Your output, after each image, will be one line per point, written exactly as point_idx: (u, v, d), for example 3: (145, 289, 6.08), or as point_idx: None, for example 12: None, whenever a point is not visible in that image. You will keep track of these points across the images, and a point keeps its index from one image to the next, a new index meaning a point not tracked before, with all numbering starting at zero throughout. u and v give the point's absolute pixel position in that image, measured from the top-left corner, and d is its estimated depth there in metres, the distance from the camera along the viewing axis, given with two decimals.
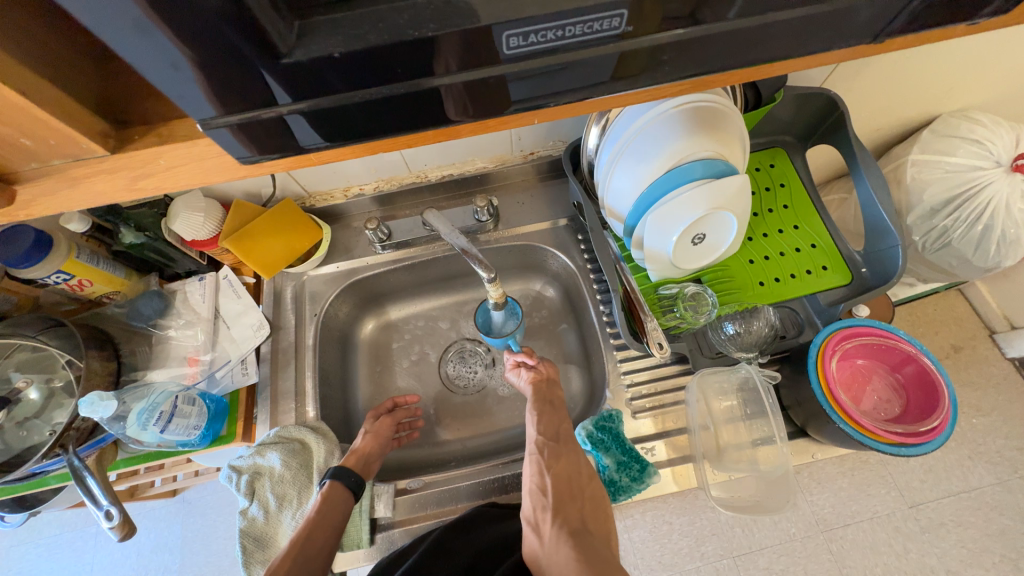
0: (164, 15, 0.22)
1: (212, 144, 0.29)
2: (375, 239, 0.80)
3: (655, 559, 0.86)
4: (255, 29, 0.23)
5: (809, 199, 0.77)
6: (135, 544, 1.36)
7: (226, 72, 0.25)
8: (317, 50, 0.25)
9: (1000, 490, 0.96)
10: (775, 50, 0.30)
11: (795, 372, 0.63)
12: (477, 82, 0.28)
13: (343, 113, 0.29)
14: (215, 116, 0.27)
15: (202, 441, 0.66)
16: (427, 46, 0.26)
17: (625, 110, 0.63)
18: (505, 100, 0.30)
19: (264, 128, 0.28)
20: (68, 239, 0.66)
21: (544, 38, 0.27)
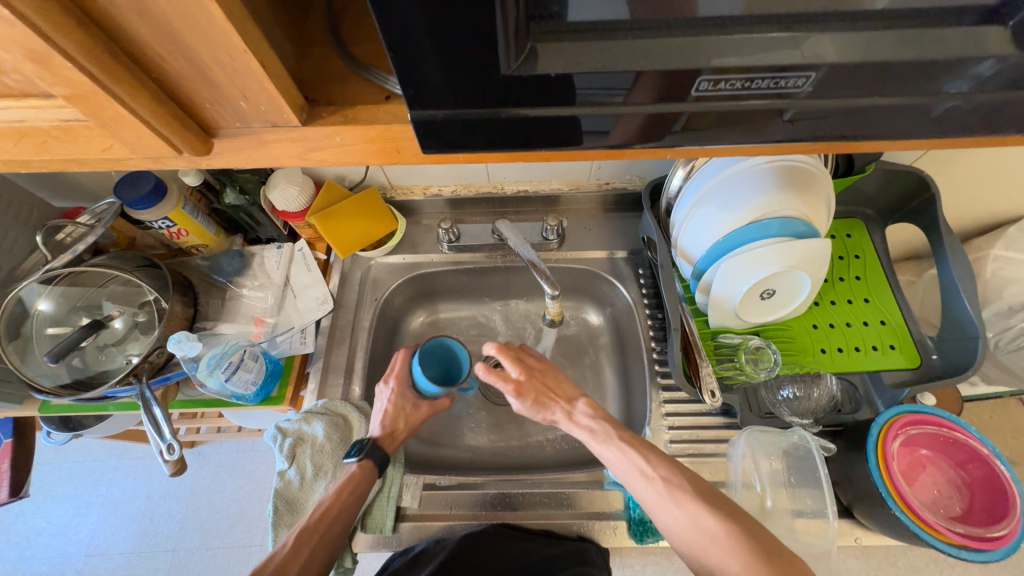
0: (406, 18, 0.24)
1: (399, 135, 0.31)
2: (444, 239, 0.84)
3: None
4: (488, 43, 0.25)
5: (884, 275, 0.75)
6: (145, 486, 1.41)
7: (441, 75, 0.26)
8: (537, 68, 0.27)
9: None
10: (922, 126, 0.31)
11: (851, 449, 0.61)
12: (656, 115, 0.30)
13: (526, 124, 0.30)
14: (421, 107, 0.28)
15: (254, 397, 0.70)
16: (627, 76, 0.27)
17: (714, 159, 0.64)
18: (665, 129, 0.31)
19: (455, 128, 0.30)
20: (178, 190, 0.73)
21: (731, 87, 0.28)
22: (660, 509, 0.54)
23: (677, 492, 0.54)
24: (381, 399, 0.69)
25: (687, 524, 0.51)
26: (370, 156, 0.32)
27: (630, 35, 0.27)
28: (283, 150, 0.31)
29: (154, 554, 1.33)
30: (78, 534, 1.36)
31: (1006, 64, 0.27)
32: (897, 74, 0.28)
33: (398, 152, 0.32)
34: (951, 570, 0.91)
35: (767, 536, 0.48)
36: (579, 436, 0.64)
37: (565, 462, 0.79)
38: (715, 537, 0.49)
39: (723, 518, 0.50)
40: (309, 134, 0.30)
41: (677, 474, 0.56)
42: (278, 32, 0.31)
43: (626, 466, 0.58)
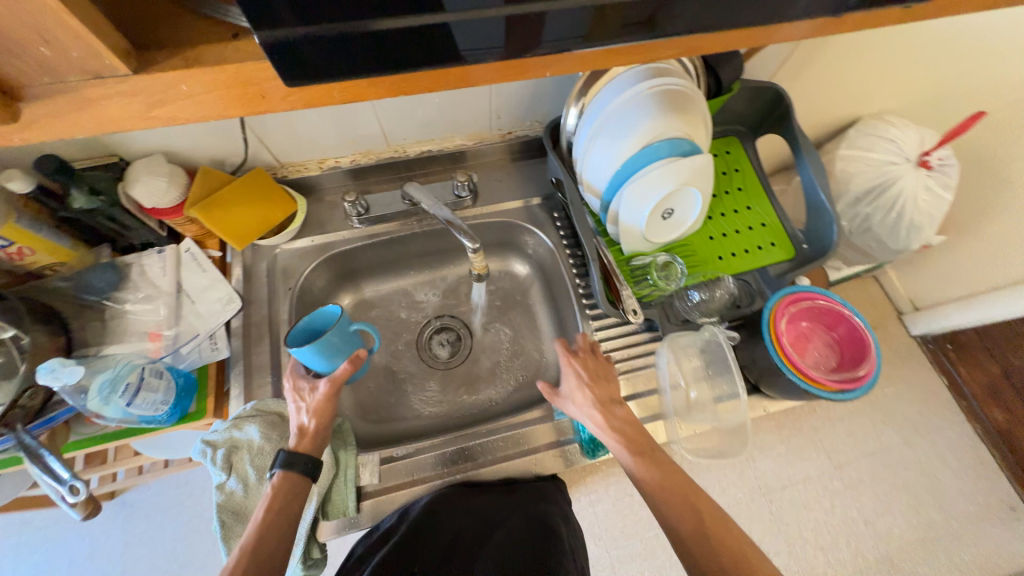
0: None
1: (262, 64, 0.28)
2: (352, 213, 0.80)
3: (619, 527, 1.04)
4: None
5: (760, 183, 0.85)
6: (65, 554, 1.24)
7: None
8: None
9: (905, 448, 1.09)
10: (756, 16, 0.34)
11: (751, 334, 0.70)
12: (520, 20, 0.30)
13: (395, 38, 0.28)
14: (268, 28, 0.26)
15: (169, 418, 0.63)
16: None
17: (602, 92, 0.67)
18: (534, 39, 0.31)
19: (323, 49, 0.28)
20: (6, 202, 0.60)
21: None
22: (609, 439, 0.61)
23: (633, 441, 0.60)
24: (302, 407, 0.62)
25: (640, 463, 0.58)
26: (231, 103, 0.29)
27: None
28: (120, 108, 0.27)
29: None
30: None
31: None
32: None
33: (262, 95, 0.29)
34: (840, 422, 1.10)
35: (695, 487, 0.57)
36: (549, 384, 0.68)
37: (517, 408, 0.82)
38: (654, 480, 0.57)
39: (665, 469, 0.58)
40: (148, 82, 0.27)
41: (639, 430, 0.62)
42: None
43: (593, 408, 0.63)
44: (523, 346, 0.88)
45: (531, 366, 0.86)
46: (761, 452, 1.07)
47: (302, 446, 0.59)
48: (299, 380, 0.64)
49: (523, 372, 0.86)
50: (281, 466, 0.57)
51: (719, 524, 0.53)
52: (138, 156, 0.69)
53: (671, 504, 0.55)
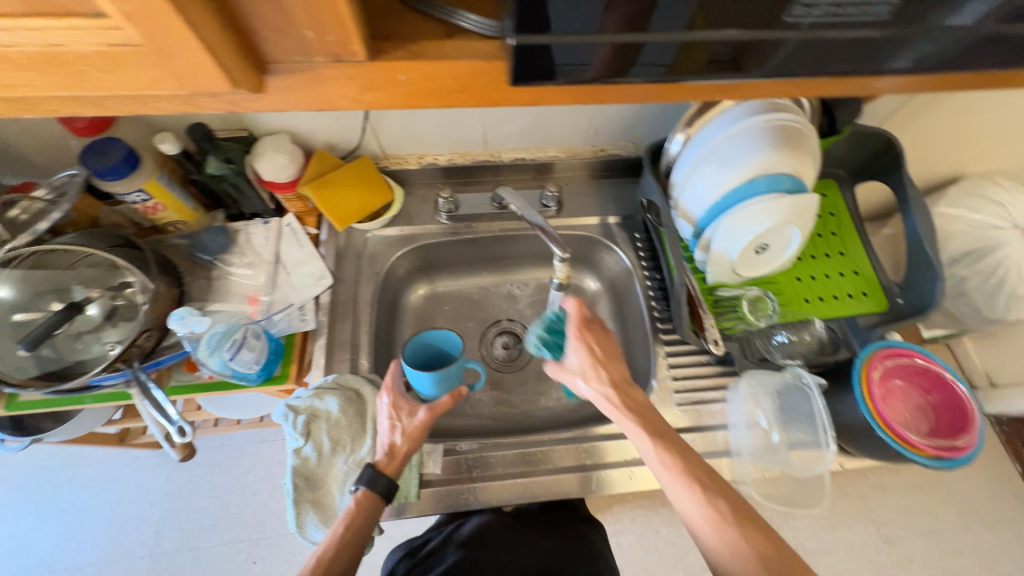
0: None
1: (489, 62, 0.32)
2: (444, 208, 0.83)
3: (646, 563, 1.01)
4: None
5: (856, 229, 0.82)
6: (113, 491, 1.32)
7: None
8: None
9: (969, 535, 1.00)
10: None
11: (837, 384, 0.67)
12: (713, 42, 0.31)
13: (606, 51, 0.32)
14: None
15: (257, 378, 0.67)
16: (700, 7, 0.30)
17: (714, 119, 0.67)
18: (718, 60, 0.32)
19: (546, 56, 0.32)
20: (153, 160, 0.67)
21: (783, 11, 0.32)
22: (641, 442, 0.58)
23: (671, 456, 0.56)
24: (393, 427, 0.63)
25: (677, 481, 0.55)
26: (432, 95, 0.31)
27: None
28: (339, 89, 0.30)
29: (128, 561, 1.25)
30: (37, 550, 1.25)
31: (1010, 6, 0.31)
32: None
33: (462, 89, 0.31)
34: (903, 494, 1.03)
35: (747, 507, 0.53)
36: (565, 372, 0.65)
37: (574, 422, 0.82)
38: (694, 488, 0.54)
39: (706, 477, 0.55)
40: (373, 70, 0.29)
41: (677, 440, 0.58)
42: None
43: (625, 410, 0.60)
44: None
45: None
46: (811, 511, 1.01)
47: (389, 470, 0.61)
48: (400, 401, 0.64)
49: None
50: (367, 485, 0.60)
51: (772, 541, 0.50)
52: (265, 133, 0.74)
53: (711, 520, 0.52)
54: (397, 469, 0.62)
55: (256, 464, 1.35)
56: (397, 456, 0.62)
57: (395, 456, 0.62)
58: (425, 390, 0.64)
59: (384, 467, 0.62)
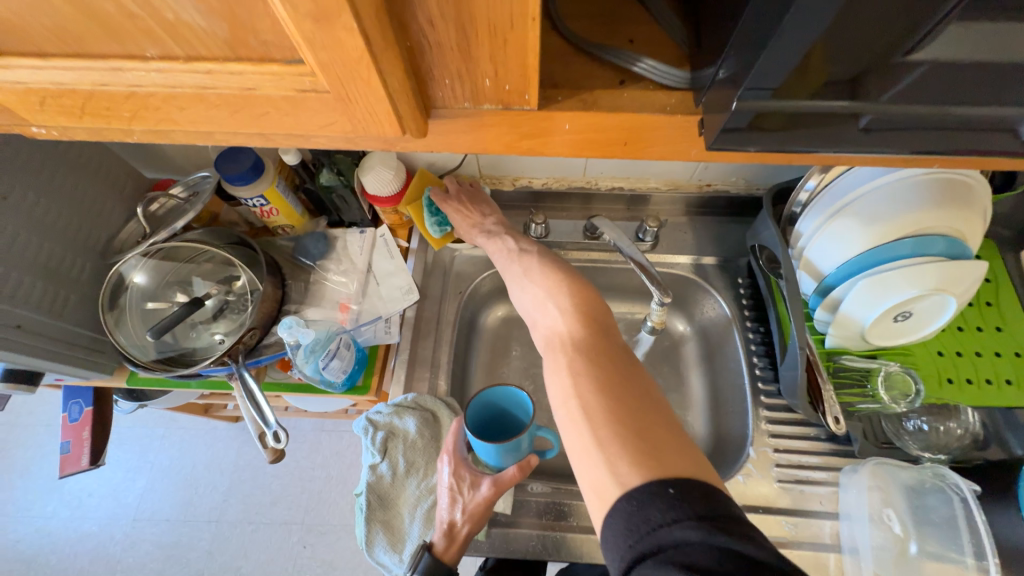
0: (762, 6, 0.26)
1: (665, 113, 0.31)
2: (533, 233, 0.81)
3: None
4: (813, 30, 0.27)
5: (1019, 301, 0.69)
6: (192, 456, 1.44)
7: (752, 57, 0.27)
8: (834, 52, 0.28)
9: None
10: None
11: (992, 493, 0.56)
12: None
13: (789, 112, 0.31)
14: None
15: (342, 386, 0.68)
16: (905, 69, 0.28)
17: (853, 166, 0.59)
18: None
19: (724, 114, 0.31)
20: (274, 168, 0.71)
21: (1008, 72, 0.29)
22: (538, 306, 0.58)
23: (585, 317, 0.53)
24: (454, 502, 0.58)
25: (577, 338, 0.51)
26: None
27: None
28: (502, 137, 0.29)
29: (198, 524, 1.35)
30: (126, 498, 1.39)
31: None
32: None
33: None
34: None
35: (628, 373, 0.47)
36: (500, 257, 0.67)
37: None
38: (564, 370, 0.47)
39: (593, 322, 0.52)
40: None
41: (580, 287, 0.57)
42: None
43: (561, 298, 0.56)
44: None
45: None
46: None
47: (448, 557, 0.57)
48: (460, 471, 0.59)
49: None
50: (425, 574, 0.56)
51: (635, 398, 0.44)
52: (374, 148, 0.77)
53: (577, 375, 0.46)
54: (455, 553, 0.57)
55: (316, 453, 1.42)
56: (454, 539, 0.57)
57: (453, 539, 0.57)
58: (488, 457, 0.59)
59: (443, 553, 0.57)
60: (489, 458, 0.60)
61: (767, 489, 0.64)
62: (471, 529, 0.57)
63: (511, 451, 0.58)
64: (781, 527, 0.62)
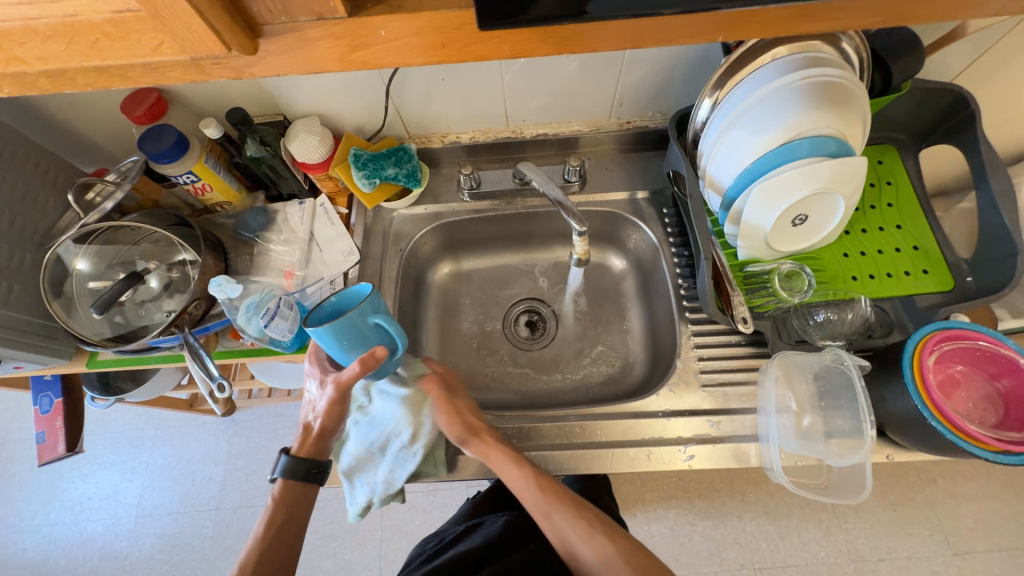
0: None
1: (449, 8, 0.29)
2: (465, 186, 0.84)
3: None
4: None
5: (916, 200, 0.74)
6: (186, 451, 1.48)
7: None
8: None
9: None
10: None
11: (883, 370, 0.62)
12: None
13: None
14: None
15: (291, 345, 0.72)
16: None
17: (743, 81, 0.62)
18: None
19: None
20: (199, 144, 0.73)
21: None
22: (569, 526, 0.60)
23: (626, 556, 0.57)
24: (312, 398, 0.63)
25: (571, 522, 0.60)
26: (418, 53, 0.31)
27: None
28: (330, 49, 0.30)
29: (199, 513, 1.40)
30: (126, 498, 1.44)
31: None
32: None
33: (447, 47, 0.31)
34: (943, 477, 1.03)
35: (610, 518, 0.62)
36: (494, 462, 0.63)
37: (596, 399, 0.81)
38: None
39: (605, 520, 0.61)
40: (354, 27, 0.29)
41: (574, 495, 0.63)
42: None
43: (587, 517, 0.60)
44: (609, 339, 0.86)
45: (616, 361, 0.84)
46: None
47: (304, 453, 0.65)
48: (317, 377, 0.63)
49: (609, 364, 0.84)
50: (285, 473, 0.63)
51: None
52: (298, 116, 0.78)
53: (607, 541, 0.58)
54: (313, 449, 0.65)
55: None
56: (312, 440, 0.65)
57: (312, 438, 0.65)
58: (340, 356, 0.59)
59: (300, 450, 0.65)
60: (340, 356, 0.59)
61: (694, 395, 0.70)
62: (326, 426, 0.63)
63: (350, 340, 0.56)
64: (705, 426, 0.68)
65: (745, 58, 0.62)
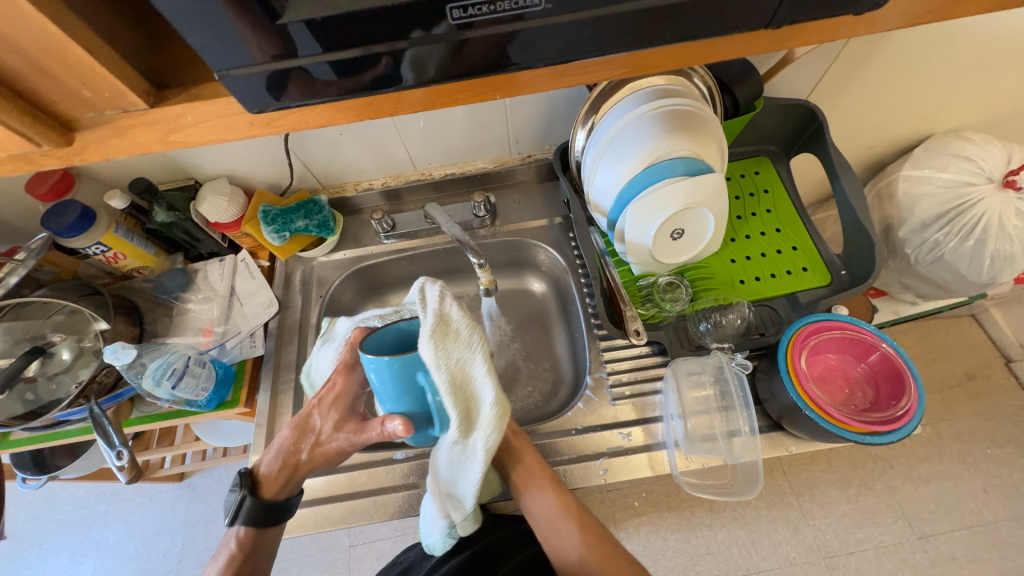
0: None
1: (229, 94, 0.31)
2: (380, 229, 0.86)
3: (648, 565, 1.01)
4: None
5: (791, 205, 0.80)
6: (139, 525, 1.40)
7: (237, 36, 0.27)
8: (305, 13, 0.27)
9: (1011, 525, 1.04)
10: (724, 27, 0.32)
11: (769, 366, 0.65)
12: (465, 44, 0.30)
13: (343, 69, 0.30)
14: (232, 69, 0.29)
15: (208, 403, 0.73)
16: (403, 14, 0.28)
17: (608, 113, 0.68)
18: (490, 60, 0.31)
19: (277, 83, 0.30)
20: (109, 215, 0.75)
21: (504, 8, 0.28)
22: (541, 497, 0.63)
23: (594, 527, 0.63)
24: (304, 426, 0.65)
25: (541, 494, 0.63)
26: (229, 130, 0.34)
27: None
28: (144, 134, 0.34)
29: None
30: None
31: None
32: None
33: (253, 124, 0.35)
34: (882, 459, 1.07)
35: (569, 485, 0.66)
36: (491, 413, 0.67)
37: (524, 423, 0.81)
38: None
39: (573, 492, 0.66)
40: (161, 115, 0.33)
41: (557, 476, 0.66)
42: (138, 31, 0.34)
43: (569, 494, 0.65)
44: (538, 362, 0.87)
45: (543, 385, 0.85)
46: (818, 490, 1.05)
47: (268, 488, 0.64)
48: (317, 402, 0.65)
49: (537, 387, 0.85)
50: (247, 511, 0.62)
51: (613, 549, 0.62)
52: (208, 179, 0.81)
53: (558, 503, 0.63)
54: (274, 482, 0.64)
55: None
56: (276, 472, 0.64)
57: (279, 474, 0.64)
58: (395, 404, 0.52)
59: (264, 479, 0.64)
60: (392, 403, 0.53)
61: (607, 409, 0.72)
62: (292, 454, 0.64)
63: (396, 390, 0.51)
64: (618, 439, 0.69)
65: (606, 94, 0.68)
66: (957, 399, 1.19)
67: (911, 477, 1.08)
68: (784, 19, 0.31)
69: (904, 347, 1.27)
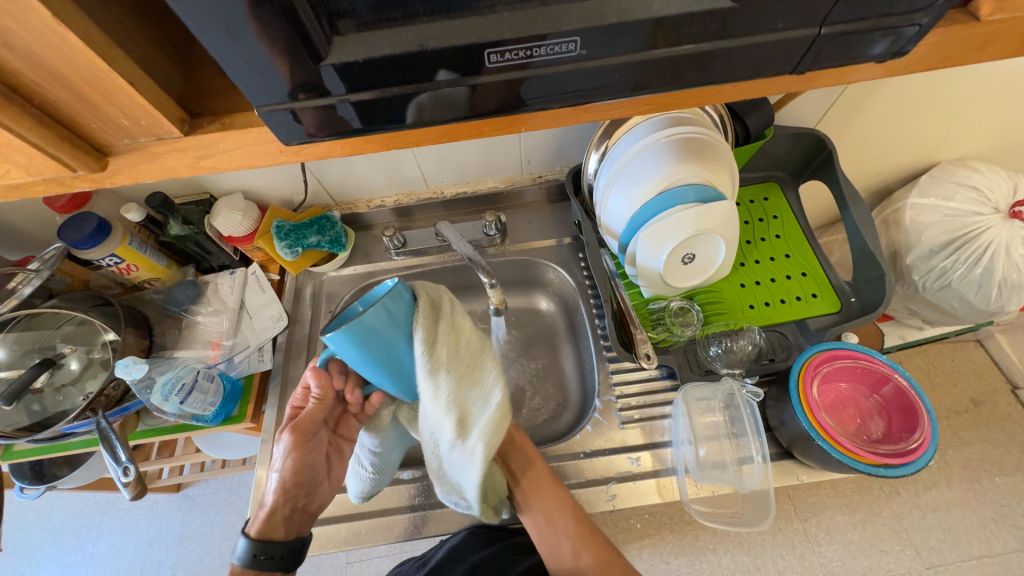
0: (232, 36, 0.26)
1: (265, 126, 0.32)
2: (391, 246, 0.87)
3: None
4: (302, 34, 0.26)
5: (800, 231, 0.81)
6: (133, 537, 1.37)
7: (276, 74, 0.28)
8: (348, 56, 0.28)
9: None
10: (748, 72, 0.32)
11: (779, 394, 0.65)
12: (497, 84, 0.31)
13: (378, 106, 0.31)
14: (269, 105, 0.30)
15: (215, 418, 0.72)
16: (437, 57, 0.28)
17: (622, 138, 0.69)
18: (516, 100, 0.32)
19: (310, 118, 0.31)
20: (123, 227, 0.75)
21: (537, 53, 0.29)
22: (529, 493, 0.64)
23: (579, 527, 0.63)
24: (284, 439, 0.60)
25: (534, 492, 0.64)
26: (259, 157, 0.35)
27: (452, 15, 0.28)
28: (176, 160, 0.34)
29: None
30: None
31: (820, 35, 0.30)
32: (714, 27, 0.29)
33: (282, 152, 0.35)
34: (893, 487, 1.05)
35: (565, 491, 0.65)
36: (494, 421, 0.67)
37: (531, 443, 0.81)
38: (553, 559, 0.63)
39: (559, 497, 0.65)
40: (194, 142, 0.33)
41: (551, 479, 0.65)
42: (175, 60, 0.35)
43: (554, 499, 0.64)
44: (544, 382, 0.87)
45: (551, 406, 0.85)
46: (825, 514, 1.02)
47: (262, 531, 0.58)
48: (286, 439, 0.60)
49: (545, 406, 0.84)
50: (241, 559, 0.56)
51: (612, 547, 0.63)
52: (223, 194, 0.82)
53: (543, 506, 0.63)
54: (280, 527, 0.59)
55: None
56: (279, 518, 0.59)
57: (283, 518, 0.60)
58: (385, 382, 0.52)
59: (261, 528, 0.58)
60: (420, 398, 0.53)
61: (616, 433, 0.71)
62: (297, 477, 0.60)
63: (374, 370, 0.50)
64: (627, 464, 0.69)
65: (620, 121, 0.69)
66: (964, 425, 1.18)
67: (920, 504, 1.06)
68: (805, 67, 0.32)
69: (910, 371, 1.27)
